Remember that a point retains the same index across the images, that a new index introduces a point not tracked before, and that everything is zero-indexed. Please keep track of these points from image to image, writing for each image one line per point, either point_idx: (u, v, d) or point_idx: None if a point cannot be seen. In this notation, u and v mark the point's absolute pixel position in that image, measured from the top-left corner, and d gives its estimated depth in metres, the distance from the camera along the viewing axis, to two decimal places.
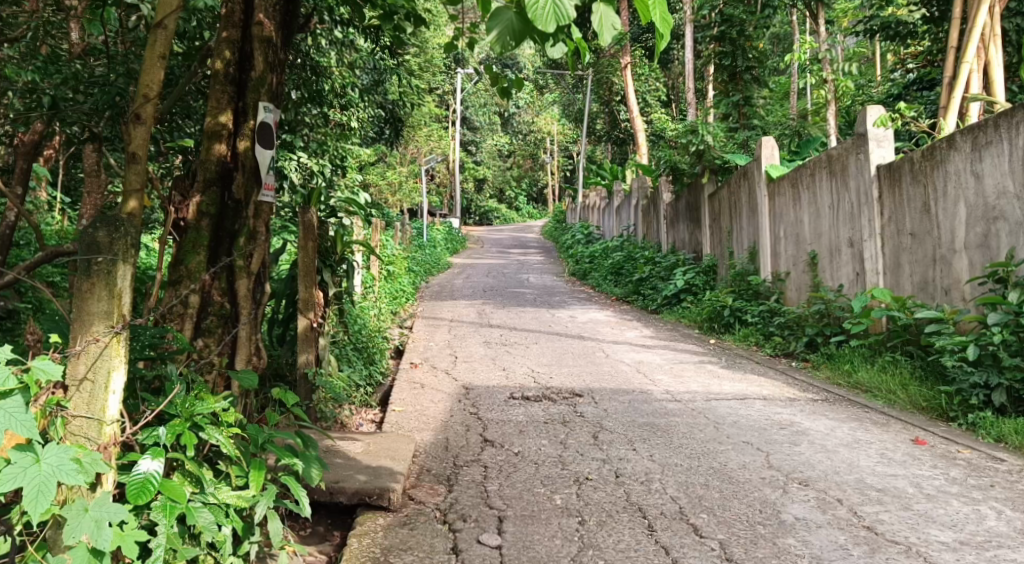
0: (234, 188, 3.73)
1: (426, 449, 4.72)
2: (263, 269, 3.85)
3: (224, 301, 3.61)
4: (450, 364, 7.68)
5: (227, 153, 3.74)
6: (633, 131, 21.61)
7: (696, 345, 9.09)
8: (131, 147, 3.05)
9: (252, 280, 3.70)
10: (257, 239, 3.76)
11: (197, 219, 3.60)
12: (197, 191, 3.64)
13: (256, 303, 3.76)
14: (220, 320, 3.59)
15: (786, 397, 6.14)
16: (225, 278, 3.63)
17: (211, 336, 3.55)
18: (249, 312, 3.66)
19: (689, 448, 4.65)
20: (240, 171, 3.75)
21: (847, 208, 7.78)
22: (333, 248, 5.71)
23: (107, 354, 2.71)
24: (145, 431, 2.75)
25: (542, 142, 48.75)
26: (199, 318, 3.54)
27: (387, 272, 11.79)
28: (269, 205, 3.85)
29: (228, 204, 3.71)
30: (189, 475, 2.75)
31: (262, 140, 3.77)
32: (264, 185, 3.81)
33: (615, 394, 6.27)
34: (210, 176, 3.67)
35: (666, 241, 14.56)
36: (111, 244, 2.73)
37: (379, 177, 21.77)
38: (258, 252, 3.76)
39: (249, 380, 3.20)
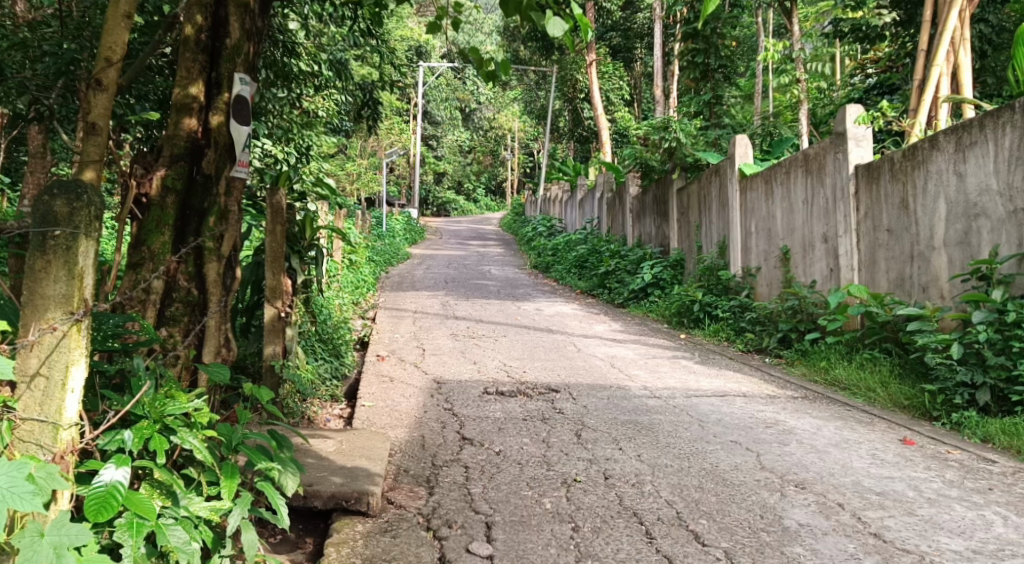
0: (204, 163, 3.40)
1: (402, 448, 4.47)
2: (234, 253, 3.53)
3: (192, 287, 3.30)
4: (418, 357, 7.41)
5: (198, 125, 3.41)
6: (597, 129, 21.53)
7: (666, 339, 8.96)
8: (91, 117, 2.71)
9: (223, 264, 3.40)
10: (229, 219, 3.44)
11: (162, 196, 3.28)
12: (162, 164, 3.32)
13: (228, 290, 3.45)
14: (186, 308, 3.27)
15: (766, 393, 6.01)
16: (193, 261, 3.31)
17: (176, 325, 3.23)
18: (218, 299, 3.36)
19: (677, 447, 4.47)
20: (211, 147, 3.41)
21: (822, 203, 7.69)
22: (302, 233, 5.39)
23: (66, 345, 2.41)
24: (107, 435, 2.47)
25: (503, 138, 48.61)
26: (162, 305, 3.22)
27: (349, 261, 11.46)
28: (241, 181, 3.53)
29: (197, 179, 3.39)
30: (156, 484, 2.47)
31: (237, 114, 3.45)
32: (238, 162, 3.47)
33: (593, 390, 6.08)
34: (178, 149, 3.35)
35: (631, 234, 14.45)
36: (71, 217, 2.41)
37: (338, 165, 21.34)
38: (230, 233, 3.44)
39: (220, 374, 2.91)
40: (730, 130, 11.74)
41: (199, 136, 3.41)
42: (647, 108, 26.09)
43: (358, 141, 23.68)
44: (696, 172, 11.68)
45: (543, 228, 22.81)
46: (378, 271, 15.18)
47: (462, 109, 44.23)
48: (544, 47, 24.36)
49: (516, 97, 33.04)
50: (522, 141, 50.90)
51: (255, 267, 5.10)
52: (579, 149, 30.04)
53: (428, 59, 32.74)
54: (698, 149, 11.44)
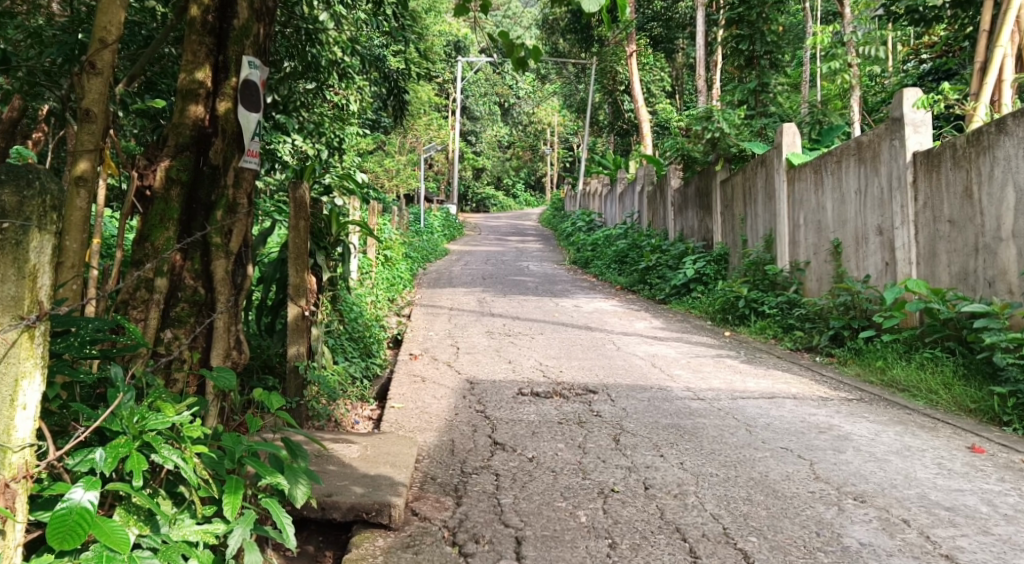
0: (211, 153, 3.21)
1: (430, 454, 4.25)
2: (245, 249, 3.33)
3: (198, 286, 3.12)
4: (452, 356, 7.20)
5: (204, 112, 3.23)
6: (638, 121, 21.12)
7: (710, 337, 8.63)
8: (85, 103, 2.85)
9: (231, 260, 3.20)
10: (238, 213, 3.25)
11: (166, 188, 3.11)
12: (167, 154, 3.15)
13: (238, 289, 3.25)
14: (193, 308, 3.09)
15: (818, 395, 5.66)
16: (199, 258, 3.13)
17: (181, 327, 3.05)
18: (227, 298, 3.17)
19: (723, 455, 4.18)
20: (218, 135, 3.23)
21: (877, 194, 7.29)
22: (328, 228, 5.20)
23: (16, 355, 2.23)
24: (79, 455, 2.27)
25: (542, 134, 48.33)
26: (167, 305, 3.05)
27: (385, 258, 11.32)
28: (252, 172, 3.33)
29: (204, 170, 3.21)
30: (133, 510, 2.30)
31: (245, 100, 3.26)
32: (247, 151, 3.27)
33: (633, 391, 5.79)
34: (183, 138, 3.17)
35: (673, 229, 14.08)
36: (21, 206, 2.24)
37: (376, 161, 21.26)
38: (239, 227, 3.24)
39: (228, 381, 2.72)
40: (776, 118, 11.28)
41: (205, 124, 3.23)
42: (688, 100, 25.59)
43: (396, 136, 23.55)
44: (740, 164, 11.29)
45: (583, 224, 22.48)
46: (415, 268, 15.03)
47: (501, 104, 44.00)
48: (583, 39, 24.01)
49: (556, 91, 32.72)
50: (562, 135, 50.50)
51: (278, 264, 4.90)
52: (619, 143, 29.62)
53: (467, 54, 32.56)
54: (743, 140, 11.05)
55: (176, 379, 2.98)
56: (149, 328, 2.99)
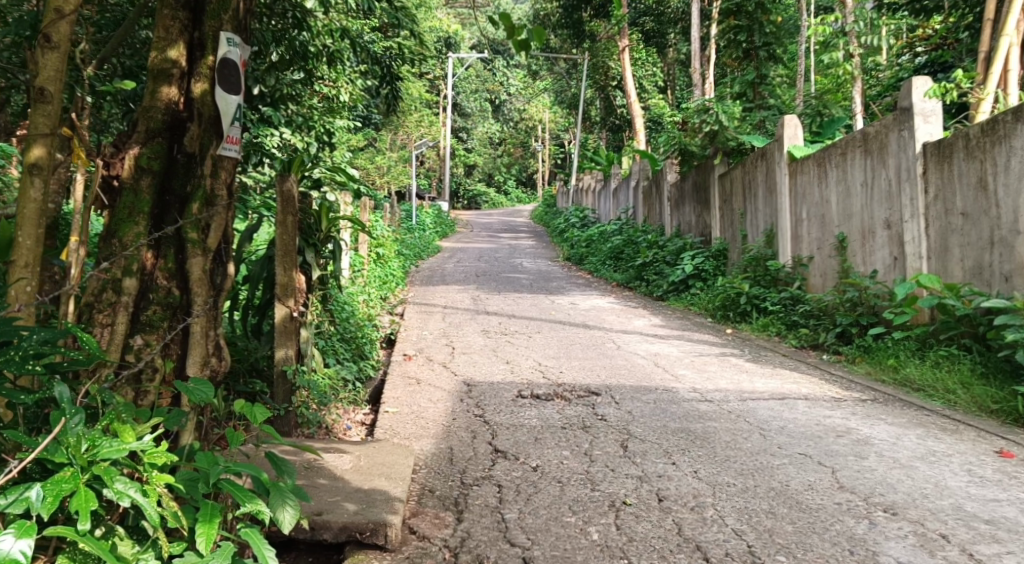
0: (186, 140, 2.96)
1: (427, 463, 3.99)
2: (225, 245, 3.06)
3: (172, 287, 2.85)
4: (448, 357, 6.94)
5: (179, 95, 2.97)
6: (631, 117, 20.88)
7: (712, 335, 8.40)
8: (39, 81, 2.57)
9: (209, 259, 2.93)
10: (217, 205, 2.98)
11: (136, 178, 2.85)
12: (137, 141, 2.89)
13: (218, 292, 2.98)
14: (166, 311, 2.82)
15: (831, 396, 5.43)
16: (173, 256, 2.86)
17: (152, 332, 2.78)
18: (205, 300, 2.89)
19: (738, 462, 3.93)
20: (194, 120, 2.97)
21: (884, 186, 7.06)
22: (318, 224, 4.93)
23: None
24: (15, 491, 2.02)
25: (533, 130, 48.04)
26: (136, 309, 2.78)
27: (376, 255, 11.04)
28: (232, 161, 3.06)
29: (178, 158, 2.95)
30: (78, 556, 2.05)
31: (223, 81, 3.00)
32: (225, 137, 3.01)
33: (638, 393, 5.55)
34: (155, 123, 2.91)
35: (669, 224, 13.86)
36: None
37: (366, 158, 20.94)
38: (218, 222, 2.97)
39: (207, 394, 2.50)
40: (775, 111, 11.06)
41: (179, 108, 2.97)
42: (681, 95, 25.42)
43: (387, 132, 23.22)
44: (739, 157, 11.07)
45: (576, 220, 22.24)
46: (406, 265, 14.74)
47: (492, 100, 43.67)
48: (575, 34, 23.80)
49: (547, 87, 32.45)
50: (553, 131, 50.28)
51: (264, 263, 4.63)
52: (611, 139, 29.43)
53: (458, 50, 32.26)
54: (742, 132, 10.83)
55: (146, 391, 2.67)
56: (117, 333, 2.71)
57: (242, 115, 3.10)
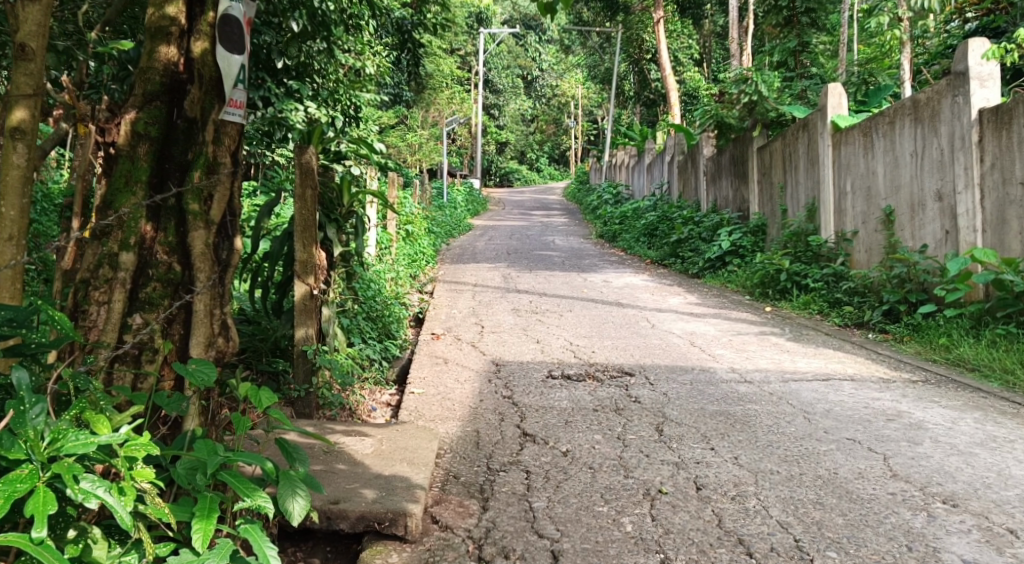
0: (186, 104, 2.79)
1: (452, 447, 3.82)
2: (231, 218, 2.88)
3: (173, 262, 2.69)
4: (477, 335, 6.76)
5: (178, 55, 2.80)
6: (666, 90, 20.44)
7: (750, 313, 8.11)
8: (19, 38, 2.42)
9: (212, 232, 2.77)
10: (220, 173, 2.81)
11: (133, 144, 2.68)
12: (133, 105, 2.72)
13: (223, 266, 2.81)
14: (166, 289, 2.66)
15: (878, 377, 5.16)
16: (174, 229, 2.71)
17: (153, 310, 2.62)
18: (209, 276, 2.73)
19: (782, 448, 3.69)
20: (195, 83, 2.80)
21: (936, 156, 6.71)
22: (339, 198, 4.75)
23: None
24: None
25: (566, 107, 47.48)
26: (135, 286, 2.62)
27: (405, 233, 10.89)
28: (236, 126, 2.88)
29: (177, 124, 2.78)
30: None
31: (224, 39, 2.81)
32: (228, 101, 2.83)
33: (673, 373, 5.33)
34: (153, 85, 2.74)
35: (705, 200, 13.51)
36: None
37: (396, 136, 20.74)
38: (221, 193, 2.80)
39: (206, 377, 2.34)
40: (817, 80, 10.65)
41: (179, 69, 2.81)
42: (717, 68, 24.87)
43: (418, 110, 22.97)
44: (779, 129, 10.69)
45: (609, 196, 21.89)
46: (437, 243, 14.56)
47: (524, 77, 43.18)
48: (608, 7, 23.36)
49: (579, 62, 31.95)
50: (585, 107, 49.68)
51: (284, 239, 4.44)
52: (645, 114, 28.95)
53: (489, 26, 31.88)
54: (782, 103, 10.45)
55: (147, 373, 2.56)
56: (114, 313, 2.56)
57: (246, 77, 2.91)
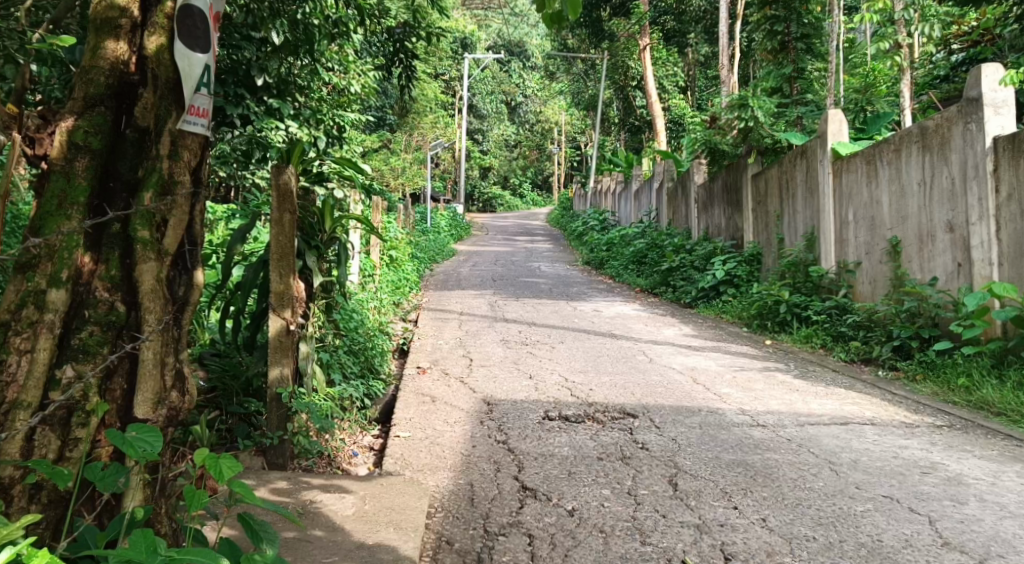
0: (137, 111, 2.39)
1: (444, 504, 3.40)
2: (190, 248, 2.49)
3: (116, 301, 2.29)
4: (465, 370, 6.35)
5: (129, 53, 2.40)
6: (652, 117, 20.24)
7: (750, 347, 7.76)
8: None
9: (166, 264, 2.38)
10: (176, 194, 2.42)
11: (69, 158, 2.29)
12: (71, 111, 2.33)
13: (179, 305, 2.42)
14: (106, 333, 2.25)
15: (901, 421, 4.80)
16: (117, 262, 2.30)
17: (87, 361, 2.22)
18: (160, 317, 2.33)
19: (814, 508, 3.30)
20: (148, 86, 2.40)
21: (946, 185, 6.42)
22: (320, 224, 4.36)
23: None
24: None
25: (549, 132, 47.45)
26: (67, 330, 2.23)
27: (387, 258, 10.46)
28: (197, 138, 2.49)
29: (126, 134, 2.39)
30: None
31: (185, 34, 2.44)
32: (188, 108, 2.45)
33: (679, 415, 4.94)
34: (96, 87, 2.35)
35: (696, 227, 13.23)
36: None
37: (378, 160, 20.37)
38: (177, 217, 2.41)
39: (148, 449, 2.08)
40: (813, 106, 10.42)
41: (129, 69, 2.40)
42: (702, 96, 24.83)
43: (401, 133, 22.66)
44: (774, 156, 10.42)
45: (595, 222, 21.61)
46: (420, 269, 14.13)
47: (507, 102, 43.07)
48: (594, 33, 23.33)
49: (563, 89, 31.84)
50: (569, 133, 49.69)
51: (258, 267, 4.01)
52: (629, 140, 28.85)
53: (473, 51, 31.77)
54: (778, 130, 10.19)
55: (77, 438, 2.18)
56: (37, 364, 2.16)
57: (210, 80, 2.54)
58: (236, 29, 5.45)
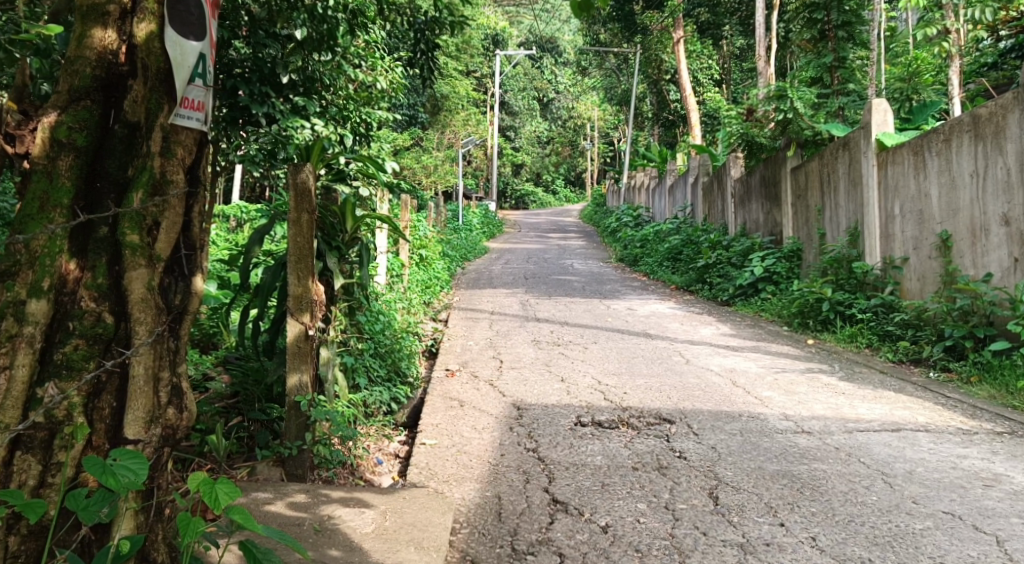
0: (126, 105, 2.30)
1: (472, 519, 3.23)
2: (184, 253, 2.41)
3: (103, 310, 2.22)
4: (495, 372, 6.17)
5: (118, 42, 2.31)
6: (687, 111, 19.86)
7: (791, 346, 7.48)
8: None
9: (158, 270, 2.30)
10: (168, 195, 2.32)
11: (52, 155, 2.22)
12: (55, 106, 2.25)
13: (174, 313, 2.36)
14: (92, 347, 2.19)
15: (957, 428, 4.52)
16: (105, 270, 2.24)
17: (69, 379, 2.16)
18: (151, 328, 2.26)
19: (868, 526, 3.06)
20: (137, 77, 2.30)
21: (1000, 176, 6.09)
22: (343, 223, 4.19)
23: None
24: None
25: (583, 129, 47.11)
26: (50, 345, 2.17)
27: (417, 257, 10.32)
28: (191, 132, 2.39)
29: (114, 130, 2.30)
30: None
31: (176, 21, 2.34)
32: (180, 101, 2.35)
33: (719, 421, 4.71)
34: (82, 78, 2.26)
35: (733, 223, 12.92)
36: None
37: (410, 158, 20.26)
38: (170, 220, 2.33)
39: (131, 477, 1.98)
40: (855, 96, 10.07)
41: (119, 60, 2.30)
42: (737, 89, 24.40)
43: (433, 132, 22.53)
44: (814, 148, 10.09)
45: (629, 219, 21.30)
46: (452, 268, 13.99)
47: (540, 99, 42.77)
48: (626, 27, 23.01)
49: (596, 84, 31.52)
50: (602, 130, 49.27)
51: (277, 269, 3.86)
52: (663, 135, 28.46)
53: (505, 47, 31.56)
54: (818, 121, 9.86)
55: (59, 462, 2.13)
56: (16, 382, 2.12)
57: (205, 70, 2.45)
58: (262, 26, 5.41)
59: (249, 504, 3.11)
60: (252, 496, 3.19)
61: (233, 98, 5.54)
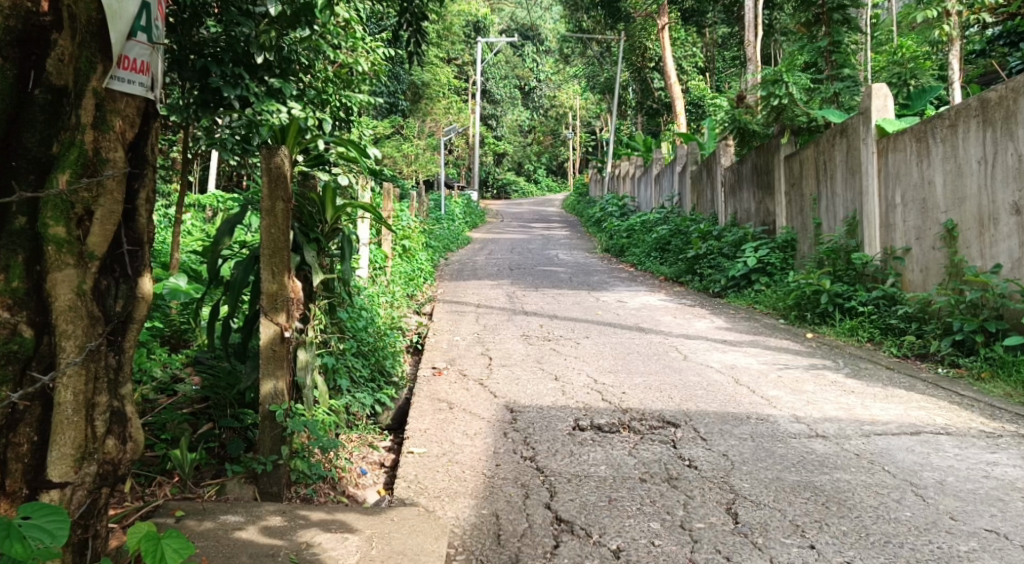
0: (47, 70, 2.02)
1: (468, 543, 2.91)
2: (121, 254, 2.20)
3: (21, 318, 2.00)
4: (485, 370, 5.84)
5: None
6: (672, 99, 19.54)
7: (791, 341, 7.20)
8: None
9: (89, 269, 2.08)
10: (102, 183, 2.09)
11: None
12: None
13: (114, 320, 2.18)
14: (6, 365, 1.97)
15: (979, 431, 4.25)
16: (21, 274, 2.00)
17: None
18: (78, 340, 2.06)
19: (906, 550, 2.78)
20: (61, 32, 2.03)
21: (1010, 163, 5.83)
22: (322, 214, 3.82)
23: None
24: None
25: (565, 117, 46.68)
26: None
27: (399, 248, 9.95)
28: (135, 102, 2.18)
29: (34, 98, 2.03)
30: None
31: None
32: (121, 64, 2.11)
33: (728, 424, 4.41)
34: None
35: (723, 213, 12.64)
36: None
37: (390, 147, 19.78)
38: (105, 208, 2.10)
39: (44, 542, 1.79)
40: (851, 82, 9.77)
41: (40, 9, 2.02)
42: (721, 78, 24.11)
43: (414, 121, 22.05)
44: (808, 136, 9.81)
45: (614, 208, 20.99)
46: (434, 259, 13.59)
47: (522, 87, 42.27)
48: (609, 14, 22.61)
49: (579, 72, 31.11)
50: (584, 119, 48.86)
51: (249, 264, 3.49)
52: (646, 123, 28.13)
53: (486, 35, 31.07)
54: (813, 108, 9.58)
55: None
56: None
57: (147, 24, 2.22)
58: (234, 2, 4.91)
59: (217, 531, 2.78)
60: (221, 520, 2.86)
61: (203, 80, 5.21)
